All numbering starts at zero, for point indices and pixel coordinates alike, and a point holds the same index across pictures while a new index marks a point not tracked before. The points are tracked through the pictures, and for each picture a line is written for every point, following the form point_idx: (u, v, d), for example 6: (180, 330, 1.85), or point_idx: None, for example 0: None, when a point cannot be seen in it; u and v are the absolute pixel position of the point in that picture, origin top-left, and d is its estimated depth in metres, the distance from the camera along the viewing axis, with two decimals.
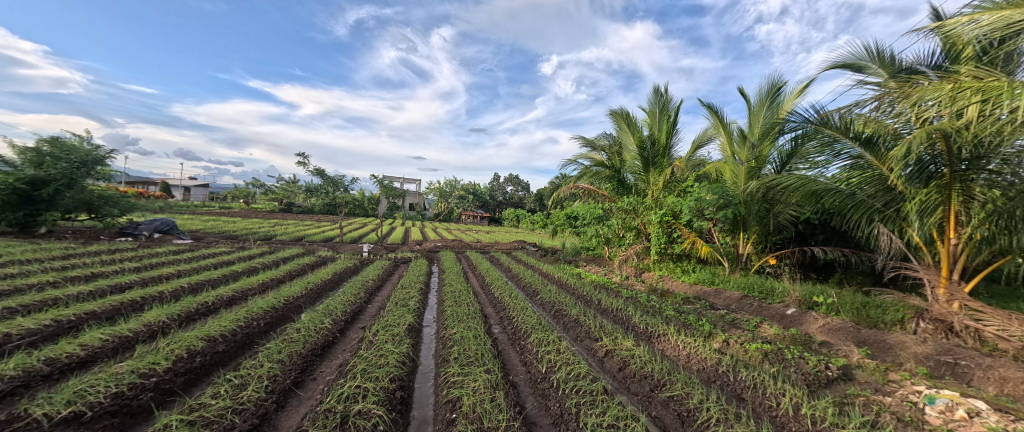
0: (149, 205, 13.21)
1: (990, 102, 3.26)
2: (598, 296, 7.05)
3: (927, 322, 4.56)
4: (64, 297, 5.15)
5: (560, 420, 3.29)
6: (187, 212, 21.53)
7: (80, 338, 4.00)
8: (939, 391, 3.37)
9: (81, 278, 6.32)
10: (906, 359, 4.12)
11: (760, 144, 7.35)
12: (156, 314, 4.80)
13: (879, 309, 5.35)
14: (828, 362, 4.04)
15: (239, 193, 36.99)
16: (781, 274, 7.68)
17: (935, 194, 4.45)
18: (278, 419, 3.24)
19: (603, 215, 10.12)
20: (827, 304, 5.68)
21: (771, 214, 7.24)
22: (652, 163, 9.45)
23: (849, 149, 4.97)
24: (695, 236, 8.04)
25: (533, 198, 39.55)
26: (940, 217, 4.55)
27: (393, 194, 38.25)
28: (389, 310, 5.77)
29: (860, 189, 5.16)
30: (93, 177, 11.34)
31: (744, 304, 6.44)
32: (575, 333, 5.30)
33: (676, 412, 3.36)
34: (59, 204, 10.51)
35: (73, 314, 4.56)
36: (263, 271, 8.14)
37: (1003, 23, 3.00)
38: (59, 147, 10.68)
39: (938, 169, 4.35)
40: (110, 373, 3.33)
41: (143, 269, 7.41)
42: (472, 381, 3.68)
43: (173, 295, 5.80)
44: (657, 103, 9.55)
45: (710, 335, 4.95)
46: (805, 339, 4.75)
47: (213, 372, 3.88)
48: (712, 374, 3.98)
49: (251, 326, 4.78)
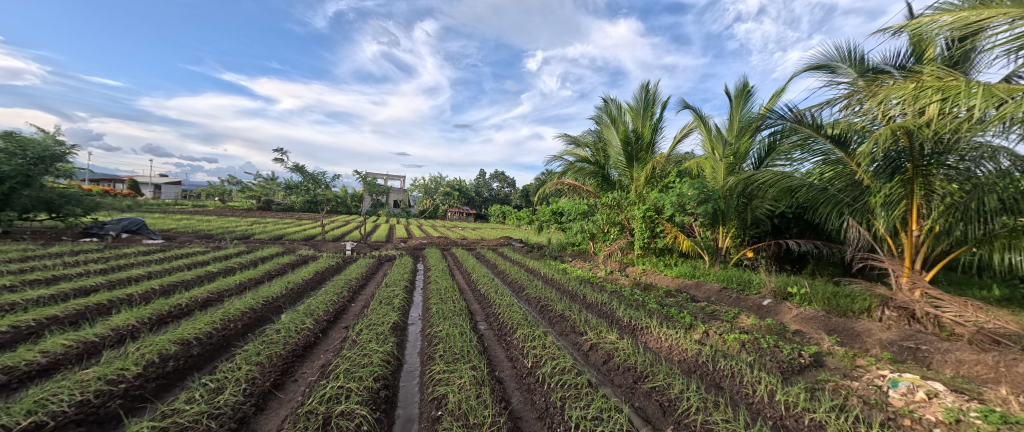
0: (116, 204, 12.73)
1: (949, 101, 3.42)
2: (583, 291, 7.16)
3: (891, 310, 4.78)
4: (23, 302, 4.93)
5: (546, 414, 3.35)
6: (157, 211, 20.79)
7: (42, 344, 3.85)
8: (901, 374, 3.56)
9: (41, 282, 6.05)
10: (871, 345, 4.33)
11: (737, 141, 7.59)
12: (125, 317, 4.65)
13: (848, 299, 5.61)
14: (801, 350, 4.22)
15: (214, 191, 35.98)
16: (758, 266, 8.08)
17: (899, 187, 4.68)
18: (256, 423, 3.20)
19: (588, 210, 10.34)
20: (800, 294, 5.91)
21: (748, 208, 7.45)
22: (635, 158, 9.52)
23: (822, 146, 5.17)
24: (677, 231, 8.34)
25: (519, 195, 39.82)
26: (903, 210, 4.76)
27: (376, 190, 37.81)
28: (372, 309, 5.72)
29: (831, 184, 5.40)
30: (52, 175, 10.86)
31: (723, 296, 6.65)
32: (561, 328, 5.37)
33: (658, 402, 3.46)
34: (15, 204, 9.99)
35: (33, 319, 4.37)
36: (240, 271, 7.95)
37: (960, 24, 3.14)
38: (14, 143, 10.19)
39: (903, 164, 4.57)
40: (75, 380, 3.22)
41: (110, 271, 7.14)
42: (458, 378, 3.69)
43: (143, 297, 5.62)
44: (641, 100, 9.59)
45: (690, 327, 5.12)
46: (780, 329, 4.94)
47: (187, 376, 3.80)
48: (693, 365, 4.12)
49: (228, 328, 4.69)
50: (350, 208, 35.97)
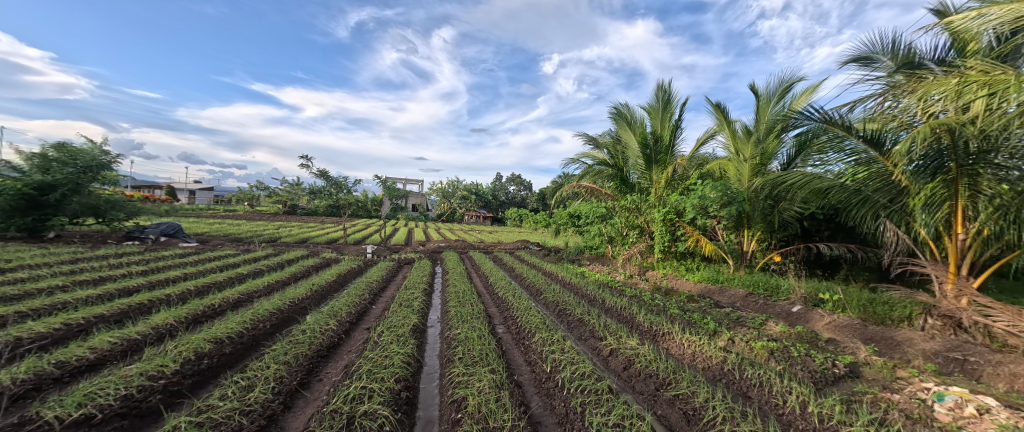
0: (155, 209, 13.33)
1: (997, 96, 3.23)
2: (601, 296, 7.05)
3: (935, 318, 4.49)
4: (74, 301, 5.20)
5: (566, 419, 3.29)
6: (192, 215, 21.77)
7: (91, 340, 4.04)
8: (948, 388, 3.33)
9: (89, 282, 6.36)
10: (914, 355, 4.08)
11: (764, 141, 7.33)
12: (164, 316, 4.83)
13: (885, 306, 5.32)
14: (835, 360, 4.01)
15: (243, 197, 37.24)
16: (786, 271, 7.57)
17: (941, 188, 4.40)
18: (285, 420, 3.25)
19: (606, 213, 10.11)
20: (833, 300, 5.62)
21: (775, 211, 7.25)
22: (655, 160, 9.44)
23: (855, 145, 4.93)
24: (698, 233, 8.01)
25: (536, 198, 39.89)
26: (948, 212, 4.47)
27: (394, 194, 38.61)
28: (393, 310, 5.81)
29: (865, 185, 5.11)
30: (99, 182, 11.46)
31: (749, 302, 6.42)
32: (580, 333, 5.28)
33: (681, 410, 3.35)
34: (66, 209, 10.59)
35: (83, 317, 4.60)
36: (269, 273, 8.19)
37: (1012, 17, 2.94)
38: (66, 153, 10.80)
39: (945, 164, 4.31)
40: (119, 376, 3.35)
41: (149, 273, 7.46)
42: (477, 381, 3.67)
43: (180, 298, 5.84)
44: (659, 100, 9.43)
45: (715, 333, 4.95)
46: (811, 337, 4.72)
47: (220, 374, 3.90)
48: (718, 373, 3.97)
49: (258, 328, 4.82)
50: (370, 211, 36.66)
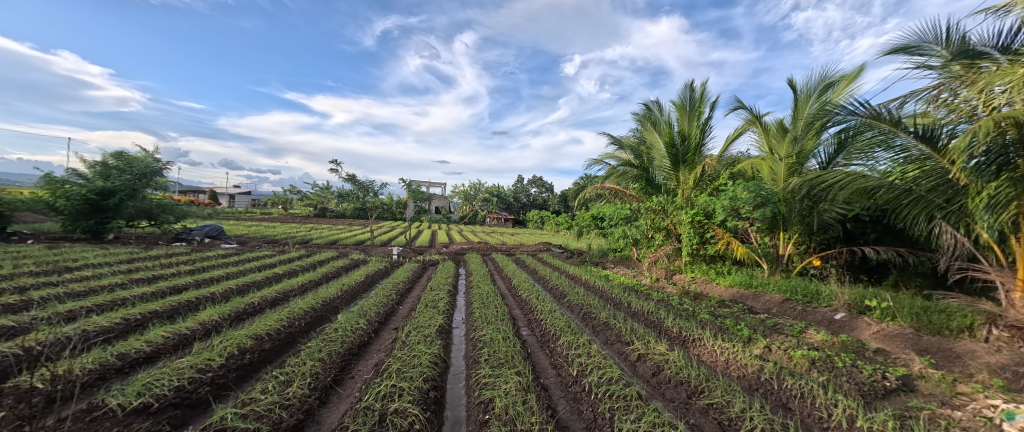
0: (200, 212, 14.06)
1: None
2: (627, 299, 6.89)
3: (1001, 329, 4.12)
4: (131, 298, 5.54)
5: (594, 424, 3.21)
6: (232, 218, 22.90)
7: (147, 334, 4.28)
8: (1018, 406, 3.03)
9: (143, 280, 6.77)
10: (977, 369, 3.76)
11: (802, 138, 6.95)
12: (210, 313, 5.06)
13: (942, 315, 4.93)
14: (886, 372, 3.75)
15: (278, 200, 38.81)
16: (828, 275, 7.17)
17: (1007, 187, 4.02)
18: (321, 415, 3.33)
19: (631, 215, 9.91)
20: (881, 308, 5.28)
21: (815, 212, 6.88)
22: (683, 160, 9.14)
23: (905, 142, 4.59)
24: (729, 236, 7.80)
25: (558, 200, 39.69)
26: (1014, 213, 4.08)
27: (419, 197, 39.29)
28: (419, 311, 5.87)
29: (916, 184, 4.77)
30: (152, 188, 12.20)
31: (786, 308, 6.12)
32: (606, 337, 5.16)
33: (716, 420, 3.20)
34: (123, 213, 11.32)
35: (139, 313, 4.88)
36: (303, 273, 8.48)
37: None
38: (123, 161, 11.55)
39: (1012, 160, 3.93)
40: (173, 368, 3.53)
41: (195, 272, 7.86)
42: (504, 382, 3.65)
43: (223, 295, 6.12)
44: (686, 99, 9.17)
45: (750, 340, 4.74)
46: (857, 346, 4.44)
47: (261, 369, 4.03)
48: (755, 382, 3.78)
49: (294, 326, 4.97)
50: (396, 213, 37.44)
